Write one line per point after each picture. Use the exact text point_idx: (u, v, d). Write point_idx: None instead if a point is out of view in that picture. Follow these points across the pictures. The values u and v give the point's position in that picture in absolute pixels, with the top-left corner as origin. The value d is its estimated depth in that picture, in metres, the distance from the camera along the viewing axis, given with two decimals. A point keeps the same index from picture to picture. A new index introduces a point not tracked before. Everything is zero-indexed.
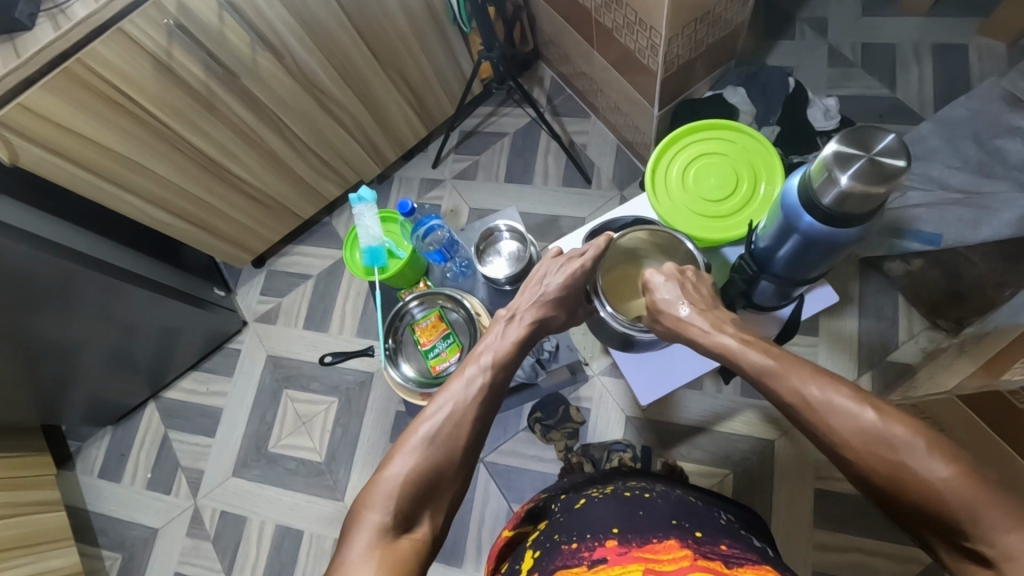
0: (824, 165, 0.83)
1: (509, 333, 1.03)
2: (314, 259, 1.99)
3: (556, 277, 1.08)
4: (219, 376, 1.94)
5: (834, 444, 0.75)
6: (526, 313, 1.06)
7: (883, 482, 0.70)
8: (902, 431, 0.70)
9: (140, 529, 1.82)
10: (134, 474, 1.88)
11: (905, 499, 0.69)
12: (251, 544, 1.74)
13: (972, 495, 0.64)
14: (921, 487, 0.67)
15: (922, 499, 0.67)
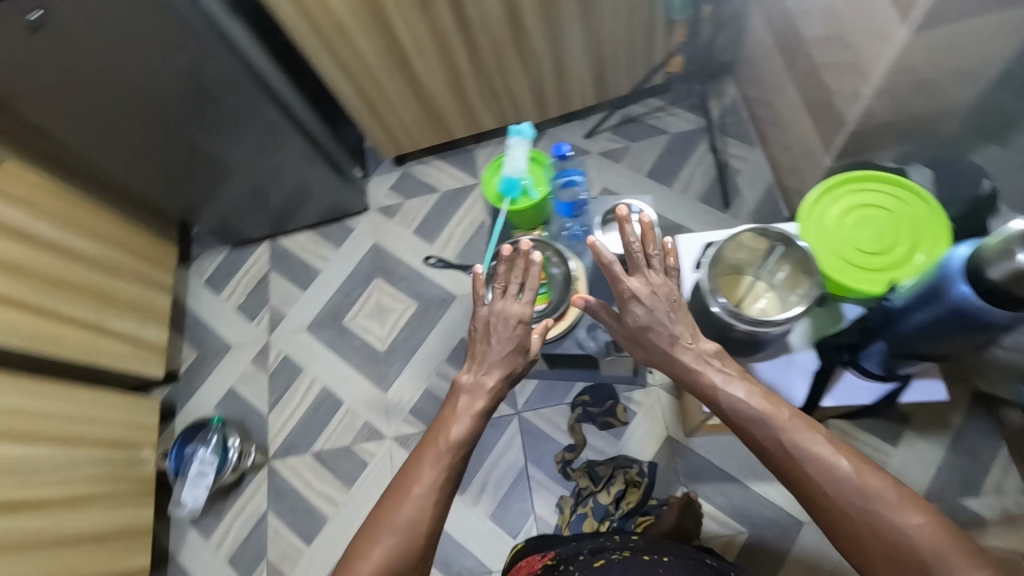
0: (1005, 239, 0.84)
1: (483, 380, 1.02)
2: (446, 177, 2.11)
3: (500, 334, 1.04)
4: (328, 242, 2.12)
5: (803, 487, 0.79)
6: (483, 386, 1.01)
7: (846, 524, 0.75)
8: (872, 478, 0.76)
9: (218, 339, 2.06)
10: (231, 294, 2.12)
11: (869, 544, 0.74)
12: (297, 393, 1.92)
13: (932, 541, 0.71)
14: (890, 535, 0.72)
15: (887, 544, 0.73)
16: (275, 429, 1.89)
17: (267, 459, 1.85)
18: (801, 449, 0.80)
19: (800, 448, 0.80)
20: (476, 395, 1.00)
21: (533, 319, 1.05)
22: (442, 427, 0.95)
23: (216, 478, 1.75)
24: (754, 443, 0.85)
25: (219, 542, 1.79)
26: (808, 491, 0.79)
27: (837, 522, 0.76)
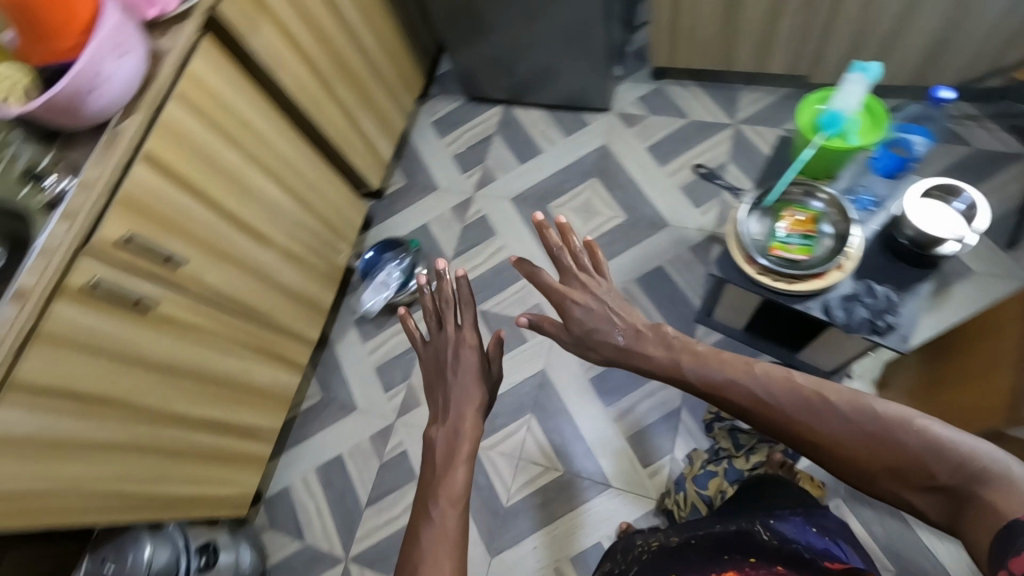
0: None
1: (461, 402, 1.04)
2: (700, 107, 2.01)
3: (455, 371, 1.10)
4: (558, 128, 2.11)
5: (793, 431, 0.82)
6: (476, 405, 1.05)
7: (852, 456, 0.76)
8: (856, 410, 0.78)
9: (427, 177, 2.15)
10: (452, 142, 2.19)
11: (872, 462, 0.75)
12: (484, 253, 1.97)
13: (926, 441, 0.72)
14: (874, 441, 0.75)
15: (892, 459, 0.74)
16: (455, 272, 1.96)
17: None
18: (771, 396, 0.84)
19: (767, 395, 0.85)
20: (470, 414, 1.02)
21: (479, 341, 1.12)
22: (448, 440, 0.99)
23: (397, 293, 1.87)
24: (733, 406, 0.89)
25: (374, 347, 1.92)
26: (805, 438, 0.81)
27: (841, 457, 0.78)
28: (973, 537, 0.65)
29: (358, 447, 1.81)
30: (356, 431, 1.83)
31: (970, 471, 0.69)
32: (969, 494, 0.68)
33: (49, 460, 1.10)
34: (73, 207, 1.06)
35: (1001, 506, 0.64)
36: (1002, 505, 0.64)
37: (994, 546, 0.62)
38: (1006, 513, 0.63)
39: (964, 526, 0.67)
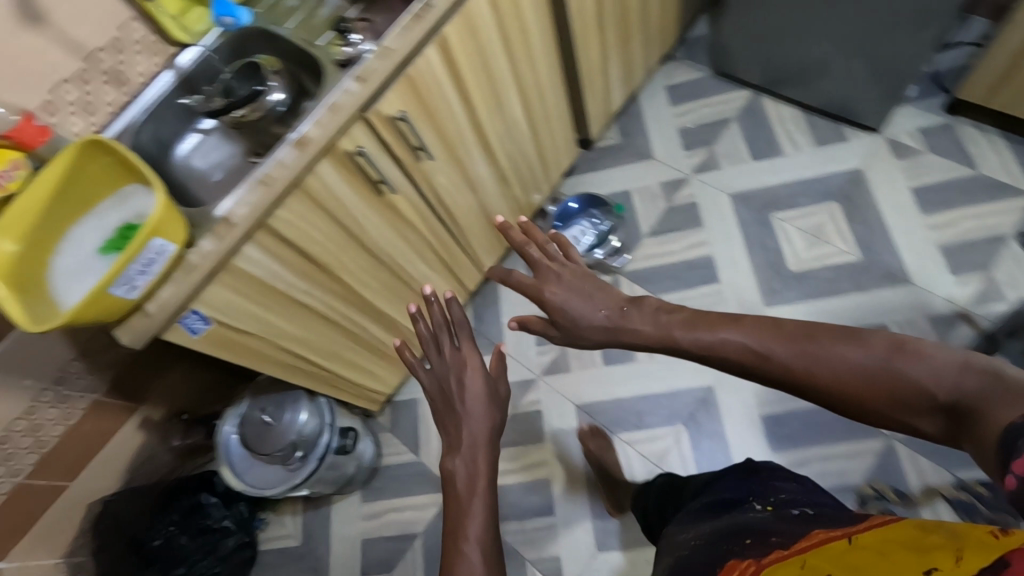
0: None
1: (472, 432, 0.87)
2: (994, 162, 1.69)
3: (469, 388, 0.92)
4: (809, 135, 1.86)
5: (792, 378, 0.70)
6: (489, 438, 0.88)
7: (856, 396, 0.66)
8: (858, 350, 0.67)
9: (644, 143, 1.98)
10: (682, 113, 1.99)
11: (875, 399, 0.66)
12: (683, 241, 1.80)
13: (934, 368, 0.63)
14: (864, 372, 0.66)
15: (900, 393, 0.64)
16: (649, 253, 1.82)
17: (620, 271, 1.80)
18: (764, 348, 0.72)
19: (761, 347, 0.72)
20: (477, 450, 0.86)
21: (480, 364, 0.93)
22: (454, 488, 0.83)
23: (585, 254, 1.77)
24: (726, 367, 0.75)
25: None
26: (801, 384, 0.70)
27: (847, 399, 0.67)
28: (980, 461, 0.56)
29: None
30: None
31: (980, 382, 0.59)
32: (976, 408, 0.58)
33: (262, 303, 1.10)
34: (367, 72, 1.02)
35: (1010, 408, 0.55)
36: (1010, 410, 0.55)
37: (998, 449, 0.53)
38: (1011, 417, 0.54)
39: (970, 447, 0.58)
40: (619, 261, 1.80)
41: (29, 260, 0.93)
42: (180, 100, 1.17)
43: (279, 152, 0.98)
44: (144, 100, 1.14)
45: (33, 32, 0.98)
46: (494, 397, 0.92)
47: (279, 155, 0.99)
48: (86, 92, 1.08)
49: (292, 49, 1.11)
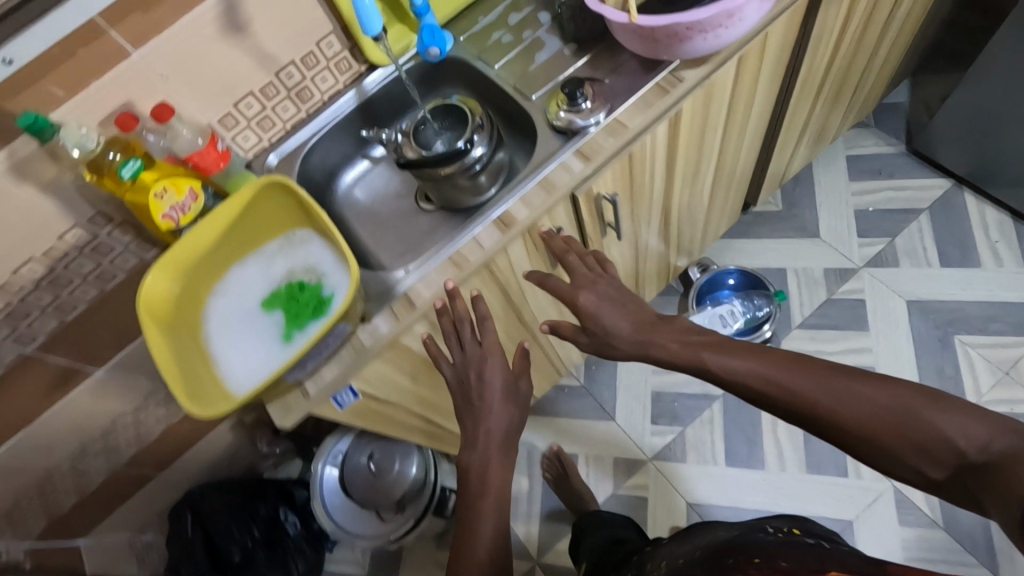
0: None
1: (493, 430, 0.81)
2: None
3: (489, 381, 0.82)
4: (1015, 249, 1.60)
5: (812, 415, 0.69)
6: (510, 440, 0.82)
7: (877, 436, 0.66)
8: (882, 392, 0.67)
9: (810, 217, 1.75)
10: (862, 191, 1.75)
11: (895, 440, 0.66)
12: (841, 343, 1.58)
13: (958, 423, 0.64)
14: (885, 416, 0.66)
15: (923, 440, 0.65)
16: (801, 347, 1.60)
17: None
18: (791, 382, 0.70)
19: (789, 382, 0.70)
20: (503, 450, 0.81)
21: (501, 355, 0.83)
22: (476, 497, 0.79)
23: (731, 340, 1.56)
24: (742, 390, 0.72)
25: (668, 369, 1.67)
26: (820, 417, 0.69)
27: (871, 441, 0.67)
28: (1003, 514, 0.58)
29: (598, 458, 1.61)
30: (606, 443, 1.63)
31: (1003, 442, 0.61)
32: (1000, 468, 0.60)
33: (413, 377, 0.98)
34: (593, 150, 0.86)
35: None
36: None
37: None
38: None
39: (987, 494, 0.61)
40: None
41: (188, 299, 0.83)
42: (358, 123, 1.05)
43: (477, 227, 0.86)
44: (321, 120, 1.02)
45: (232, 43, 0.86)
46: (515, 397, 0.84)
47: (476, 230, 0.86)
48: (267, 106, 0.97)
49: (501, 92, 0.97)
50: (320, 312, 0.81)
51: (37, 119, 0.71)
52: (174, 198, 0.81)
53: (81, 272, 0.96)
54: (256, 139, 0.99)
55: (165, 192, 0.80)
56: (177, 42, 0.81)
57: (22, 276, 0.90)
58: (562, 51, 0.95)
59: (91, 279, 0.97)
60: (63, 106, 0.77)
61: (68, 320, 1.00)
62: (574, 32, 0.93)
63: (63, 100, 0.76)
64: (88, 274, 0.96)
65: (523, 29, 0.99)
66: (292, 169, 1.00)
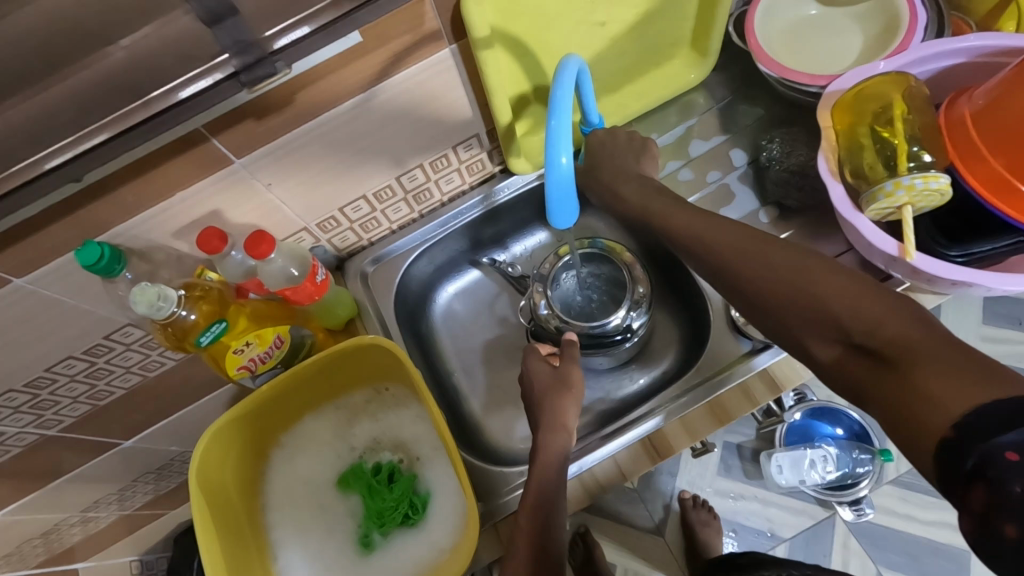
0: None
1: (560, 434, 0.61)
2: None
3: (570, 414, 0.63)
4: None
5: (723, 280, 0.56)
6: (564, 425, 0.62)
7: (772, 303, 0.51)
8: (817, 271, 0.49)
9: None
10: (999, 342, 1.24)
11: (791, 306, 0.49)
12: None
13: (851, 294, 0.46)
14: (802, 299, 0.49)
15: (811, 313, 0.48)
16: (907, 510, 1.24)
17: (833, 515, 1.26)
18: (719, 250, 0.55)
19: (717, 251, 0.56)
20: (545, 434, 0.62)
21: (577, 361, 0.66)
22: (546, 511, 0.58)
23: (821, 490, 1.24)
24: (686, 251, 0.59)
25: (735, 494, 1.30)
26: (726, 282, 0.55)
27: (768, 308, 0.51)
28: (885, 409, 0.42)
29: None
30: (651, 559, 1.27)
31: (910, 332, 0.42)
32: (896, 365, 0.42)
33: None
34: (789, 378, 0.66)
35: (946, 386, 0.39)
36: (938, 375, 0.39)
37: (945, 464, 0.37)
38: (956, 412, 0.38)
39: (876, 392, 0.43)
40: (858, 516, 1.25)
41: (243, 486, 0.67)
42: (476, 228, 0.86)
43: (618, 447, 0.67)
44: (434, 226, 0.83)
45: (354, 146, 0.66)
46: (559, 382, 0.65)
47: (617, 450, 0.67)
48: (377, 209, 0.77)
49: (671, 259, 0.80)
50: (409, 518, 0.65)
51: (104, 252, 0.54)
52: (257, 349, 0.65)
53: (125, 363, 0.76)
54: (355, 239, 0.80)
55: (248, 345, 0.64)
56: (291, 150, 0.61)
57: (55, 372, 0.71)
58: (756, 216, 0.75)
59: (135, 368, 0.78)
60: (138, 216, 0.58)
61: (102, 405, 0.80)
62: (780, 196, 0.73)
63: (139, 209, 0.58)
64: (131, 365, 0.77)
65: (707, 168, 0.79)
66: (392, 281, 0.81)
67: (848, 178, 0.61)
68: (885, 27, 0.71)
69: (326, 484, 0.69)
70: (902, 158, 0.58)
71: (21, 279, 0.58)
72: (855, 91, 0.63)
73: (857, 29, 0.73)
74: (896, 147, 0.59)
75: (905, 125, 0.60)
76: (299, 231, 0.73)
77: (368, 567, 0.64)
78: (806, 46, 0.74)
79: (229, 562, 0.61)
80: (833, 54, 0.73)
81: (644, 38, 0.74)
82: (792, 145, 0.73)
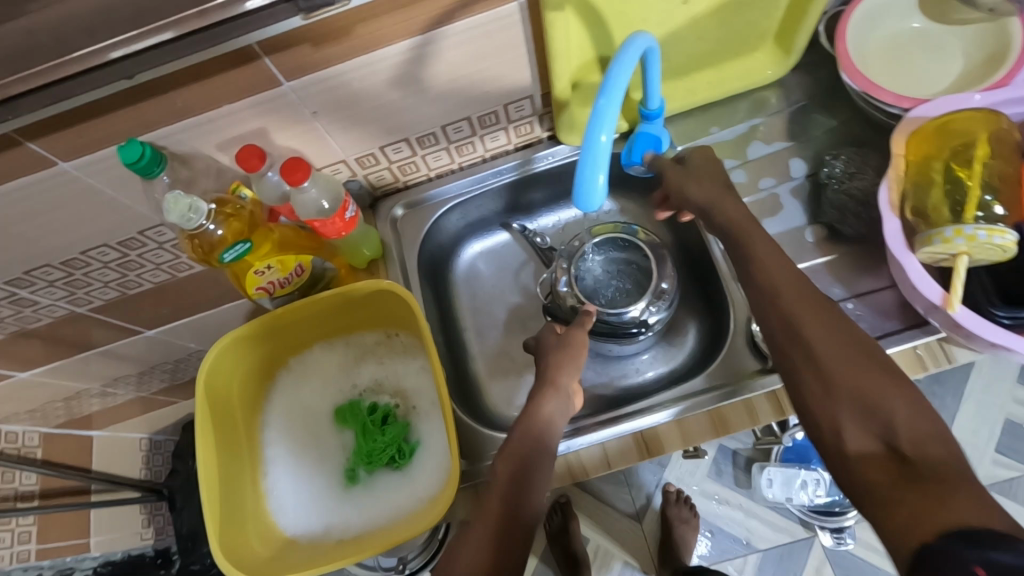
0: None
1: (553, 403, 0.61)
2: None
3: (565, 374, 0.63)
4: None
5: (775, 325, 0.53)
6: (555, 385, 0.62)
7: (836, 370, 0.48)
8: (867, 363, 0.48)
9: (941, 409, 1.23)
10: None
11: (850, 382, 0.47)
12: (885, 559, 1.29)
13: (904, 400, 0.46)
14: (859, 381, 0.47)
15: (865, 398, 0.46)
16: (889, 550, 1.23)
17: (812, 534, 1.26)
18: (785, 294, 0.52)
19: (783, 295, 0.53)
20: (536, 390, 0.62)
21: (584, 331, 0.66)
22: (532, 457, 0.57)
23: (807, 511, 1.25)
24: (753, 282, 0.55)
25: (719, 498, 1.31)
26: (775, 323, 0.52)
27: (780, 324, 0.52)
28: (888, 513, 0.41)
29: (608, 556, 1.29)
30: (625, 544, 1.30)
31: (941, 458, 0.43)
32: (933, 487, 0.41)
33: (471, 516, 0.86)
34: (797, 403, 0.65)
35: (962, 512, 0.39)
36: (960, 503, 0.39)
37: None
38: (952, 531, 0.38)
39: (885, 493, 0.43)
40: (837, 543, 1.24)
41: (247, 399, 0.71)
42: (513, 191, 0.85)
43: (610, 436, 0.67)
44: (471, 182, 0.82)
45: (403, 91, 0.64)
46: (561, 345, 0.65)
47: (607, 438, 0.67)
48: (418, 154, 0.76)
49: (701, 262, 0.79)
50: (395, 461, 0.67)
51: (145, 152, 0.55)
52: (277, 274, 0.66)
53: (156, 261, 0.79)
54: (391, 180, 0.80)
55: (269, 269, 0.65)
56: (343, 81, 0.60)
57: (90, 257, 0.74)
58: (801, 233, 0.72)
59: (164, 267, 0.80)
60: (182, 121, 0.59)
61: (131, 294, 0.83)
62: (832, 218, 0.69)
63: (185, 114, 0.58)
64: (162, 264, 0.79)
65: (763, 173, 0.76)
66: (420, 228, 0.81)
67: (907, 215, 0.58)
68: (991, 56, 0.65)
69: (324, 412, 0.72)
70: (970, 207, 0.54)
71: (66, 163, 0.59)
72: (939, 122, 0.58)
73: (962, 52, 0.67)
74: (970, 193, 0.55)
75: (984, 169, 0.56)
76: (338, 163, 0.73)
77: (350, 499, 0.67)
78: (900, 62, 0.68)
79: (222, 467, 0.65)
80: (925, 76, 0.68)
81: (726, 23, 0.70)
82: (859, 166, 0.70)
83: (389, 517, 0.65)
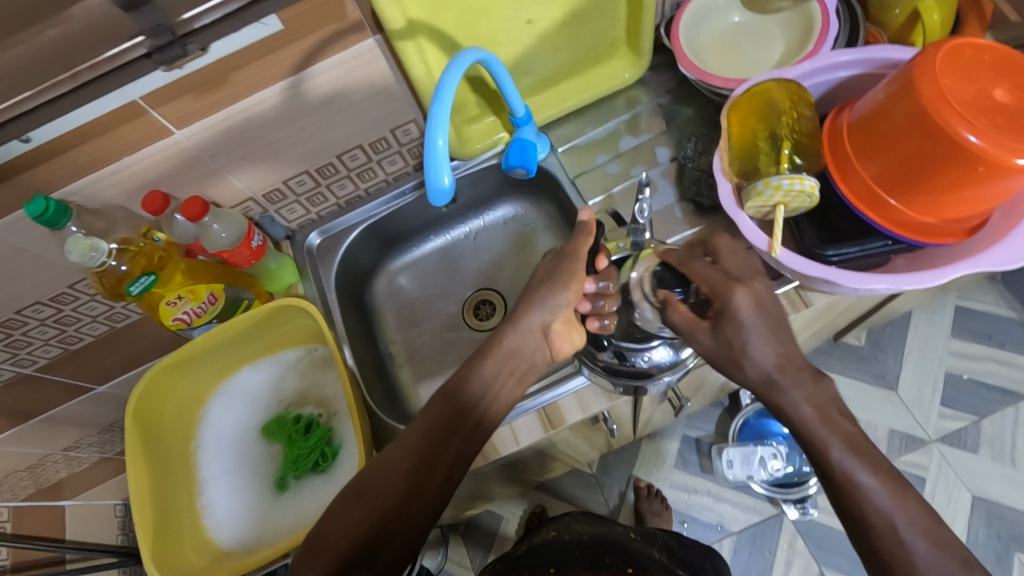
0: None
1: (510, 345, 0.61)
2: None
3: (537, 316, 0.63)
4: None
5: None
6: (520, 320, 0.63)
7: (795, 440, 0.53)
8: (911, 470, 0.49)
9: (881, 369, 1.27)
10: (959, 356, 1.26)
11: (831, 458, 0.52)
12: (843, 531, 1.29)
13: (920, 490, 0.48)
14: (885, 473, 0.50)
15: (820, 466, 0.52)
16: None
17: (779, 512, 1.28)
18: None
19: None
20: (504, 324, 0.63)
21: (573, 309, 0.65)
22: (472, 374, 0.59)
23: (770, 487, 1.25)
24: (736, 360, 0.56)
25: (689, 487, 1.33)
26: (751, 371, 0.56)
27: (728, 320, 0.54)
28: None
29: None
30: None
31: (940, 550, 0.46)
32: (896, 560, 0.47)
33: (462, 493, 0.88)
34: None
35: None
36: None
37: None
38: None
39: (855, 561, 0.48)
40: (803, 515, 1.26)
41: (178, 423, 0.75)
42: (420, 208, 0.91)
43: (515, 415, 0.72)
44: (379, 204, 0.89)
45: (289, 126, 0.71)
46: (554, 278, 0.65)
47: (514, 418, 0.72)
48: (322, 184, 0.83)
49: None
50: (319, 465, 0.72)
51: (49, 206, 0.61)
52: (190, 303, 0.73)
53: (91, 313, 0.83)
54: (303, 212, 0.86)
55: (180, 298, 0.72)
56: (230, 124, 0.68)
57: (27, 316, 0.79)
58: (672, 210, 0.79)
59: (101, 319, 0.85)
60: (86, 177, 0.65)
61: (74, 349, 0.87)
62: (693, 193, 0.77)
63: (89, 169, 0.64)
64: (98, 316, 0.84)
65: (635, 162, 0.83)
66: (336, 252, 0.88)
67: (736, 177, 0.66)
68: (802, 35, 0.74)
69: (253, 428, 0.77)
70: (783, 159, 0.63)
71: None
72: (750, 92, 0.66)
73: (781, 37, 0.77)
74: (780, 147, 0.64)
75: (790, 126, 0.64)
76: (246, 201, 0.80)
77: (280, 505, 0.71)
78: (732, 52, 0.77)
79: (153, 486, 0.69)
80: (753, 59, 0.76)
81: (574, 35, 0.78)
82: (706, 144, 0.78)
83: (315, 516, 0.69)
